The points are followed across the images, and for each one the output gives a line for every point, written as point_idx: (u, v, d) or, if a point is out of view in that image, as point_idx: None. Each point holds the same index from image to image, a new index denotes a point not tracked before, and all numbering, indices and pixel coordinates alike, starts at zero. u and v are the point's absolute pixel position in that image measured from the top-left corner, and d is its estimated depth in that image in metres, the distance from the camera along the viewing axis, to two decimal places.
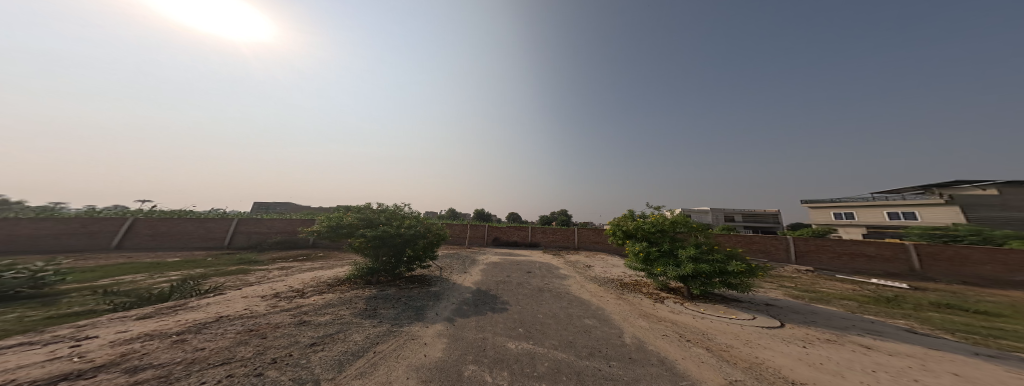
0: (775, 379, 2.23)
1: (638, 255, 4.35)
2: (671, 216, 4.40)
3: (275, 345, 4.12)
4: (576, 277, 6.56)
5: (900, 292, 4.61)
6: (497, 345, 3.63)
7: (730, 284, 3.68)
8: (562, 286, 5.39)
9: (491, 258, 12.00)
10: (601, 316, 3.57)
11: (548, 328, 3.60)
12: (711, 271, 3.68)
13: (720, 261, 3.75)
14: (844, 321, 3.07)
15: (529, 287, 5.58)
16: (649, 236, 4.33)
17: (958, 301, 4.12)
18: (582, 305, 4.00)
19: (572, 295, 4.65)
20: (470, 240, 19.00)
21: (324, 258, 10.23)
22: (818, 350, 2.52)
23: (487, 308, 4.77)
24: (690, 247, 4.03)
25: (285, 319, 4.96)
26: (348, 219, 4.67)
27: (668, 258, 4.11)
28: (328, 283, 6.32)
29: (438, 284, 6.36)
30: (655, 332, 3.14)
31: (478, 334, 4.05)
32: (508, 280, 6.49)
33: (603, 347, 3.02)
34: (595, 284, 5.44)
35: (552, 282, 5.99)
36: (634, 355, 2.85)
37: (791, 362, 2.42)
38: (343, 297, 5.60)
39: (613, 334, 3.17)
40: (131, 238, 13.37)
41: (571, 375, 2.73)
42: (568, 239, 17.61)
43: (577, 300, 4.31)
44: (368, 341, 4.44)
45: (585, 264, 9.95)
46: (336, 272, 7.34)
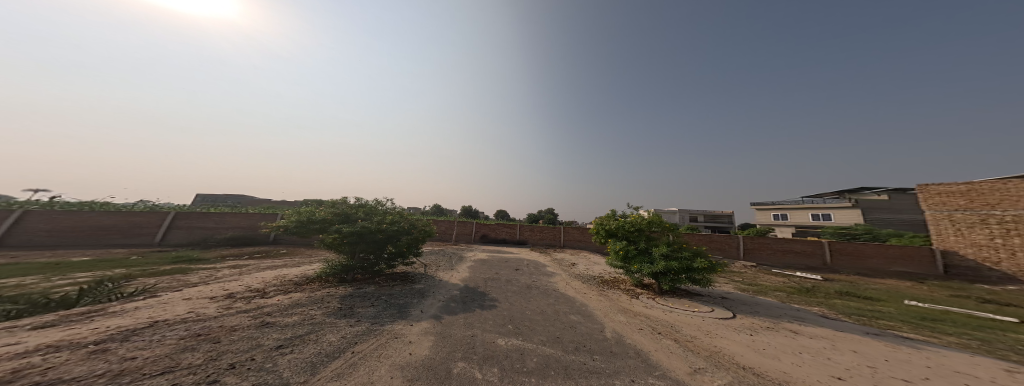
0: (731, 366, 2.73)
1: (618, 253, 4.68)
2: (648, 216, 4.78)
3: (231, 349, 3.68)
4: (561, 275, 6.91)
5: (817, 283, 5.69)
6: (487, 342, 3.78)
7: (694, 280, 4.18)
8: (548, 283, 5.65)
9: (479, 255, 11.97)
10: (585, 312, 3.88)
11: (536, 325, 3.83)
12: (679, 268, 4.15)
13: (687, 259, 4.24)
14: (780, 310, 3.72)
15: (517, 284, 5.73)
16: (629, 235, 4.67)
17: (858, 290, 5.21)
18: (568, 302, 4.31)
19: (558, 291, 4.94)
20: (456, 237, 18.93)
21: (288, 255, 9.30)
22: (762, 336, 3.08)
23: (475, 305, 4.87)
24: (663, 245, 4.46)
25: (242, 321, 4.44)
26: (321, 214, 4.27)
27: (644, 256, 4.51)
28: (295, 282, 5.78)
29: (421, 281, 6.23)
30: (632, 326, 3.50)
31: (467, 332, 4.16)
32: (497, 277, 6.62)
33: (587, 341, 3.31)
34: (579, 282, 5.78)
35: (539, 279, 6.22)
36: (615, 348, 3.16)
37: (742, 348, 2.95)
38: (312, 296, 5.17)
39: (595, 329, 3.48)
40: (17, 235, 10.65)
41: (559, 370, 2.96)
42: (554, 237, 18.15)
43: (563, 296, 4.59)
44: (345, 342, 4.21)
45: (570, 262, 10.44)
46: (303, 270, 6.74)
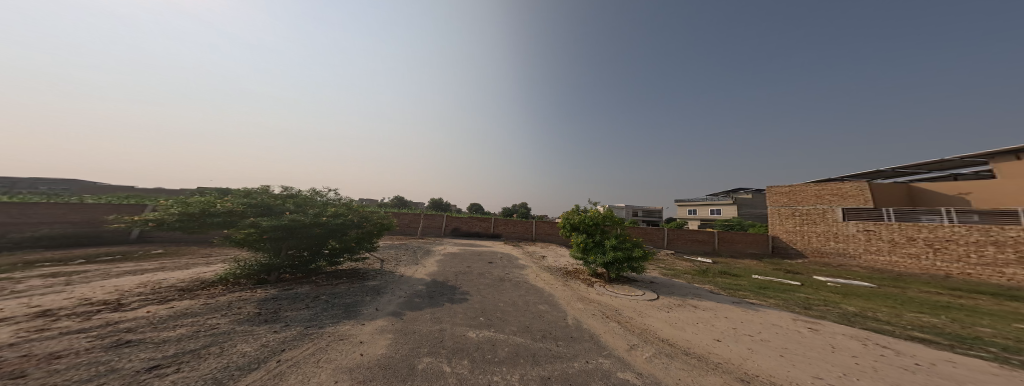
0: (653, 340, 4.29)
1: (579, 245, 5.24)
2: (603, 210, 5.37)
3: (57, 381, 2.25)
4: (530, 265, 7.77)
5: (710, 265, 7.81)
6: (458, 332, 4.31)
7: (633, 268, 5.01)
8: (518, 273, 6.44)
9: (449, 249, 11.93)
10: (551, 302, 4.86)
11: (508, 316, 4.65)
12: (623, 257, 4.92)
13: (629, 249, 5.06)
14: (686, 289, 5.42)
15: (490, 277, 6.37)
16: (588, 229, 5.22)
17: (732, 269, 7.41)
18: (537, 293, 5.22)
19: (527, 283, 5.82)
20: (423, 230, 18.44)
21: (177, 256, 7.13)
22: (673, 314, 4.80)
23: (441, 300, 5.39)
24: (613, 238, 5.14)
25: (75, 344, 2.90)
26: (232, 205, 4.10)
27: (599, 247, 5.15)
28: (180, 288, 4.44)
29: (367, 279, 5.97)
30: (587, 312, 4.59)
31: (436, 326, 4.59)
32: (469, 270, 6.93)
33: (553, 328, 4.21)
34: (547, 272, 6.56)
35: (512, 271, 6.79)
36: (574, 333, 4.14)
37: (663, 325, 4.59)
38: (213, 303, 4.11)
39: (560, 317, 4.44)
40: None
41: (528, 356, 3.64)
42: (526, 230, 18.98)
43: (532, 287, 5.49)
44: (266, 350, 3.41)
45: (541, 254, 11.28)
46: (193, 273, 5.32)
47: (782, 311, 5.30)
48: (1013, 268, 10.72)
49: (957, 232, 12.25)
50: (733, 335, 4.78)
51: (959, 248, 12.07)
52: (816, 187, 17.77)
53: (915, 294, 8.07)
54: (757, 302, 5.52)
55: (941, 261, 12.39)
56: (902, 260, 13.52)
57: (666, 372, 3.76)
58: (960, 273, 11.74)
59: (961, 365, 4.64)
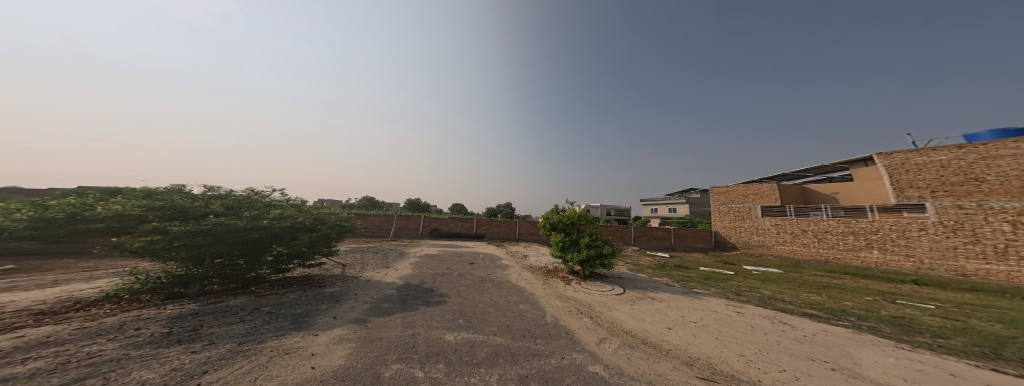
0: (619, 332, 4.66)
1: (558, 244, 5.40)
2: (579, 209, 5.57)
3: None
4: (512, 265, 8.07)
5: (667, 260, 9.05)
6: (434, 335, 4.22)
7: (604, 265, 5.28)
8: (500, 274, 6.68)
9: (425, 250, 12.36)
10: (531, 301, 5.19)
11: (488, 317, 4.83)
12: (596, 254, 5.14)
13: (601, 247, 5.30)
14: (648, 283, 6.05)
15: (471, 279, 6.50)
16: (565, 228, 5.38)
17: (684, 263, 8.65)
18: (518, 293, 5.52)
19: (509, 282, 6.11)
20: (397, 231, 18.21)
21: (64, 270, 5.70)
22: (637, 306, 5.25)
23: (414, 303, 5.18)
24: (587, 236, 5.35)
25: None
26: (133, 207, 3.86)
27: (575, 245, 5.34)
28: (39, 313, 3.34)
29: (320, 287, 5.33)
30: (564, 309, 4.92)
31: (406, 331, 4.31)
32: (448, 272, 7.10)
33: (532, 328, 4.46)
34: (529, 272, 6.94)
35: (494, 272, 7.08)
36: (552, 330, 4.41)
37: (628, 318, 4.98)
38: (93, 327, 3.17)
39: (539, 316, 4.76)
40: None
41: (507, 356, 3.78)
42: (510, 230, 19.64)
43: (513, 287, 5.80)
44: (182, 373, 2.66)
45: (523, 254, 11.72)
46: (60, 292, 4.12)
47: (721, 299, 6.38)
48: (863, 252, 14.73)
49: (831, 225, 16.10)
50: (682, 322, 5.58)
51: (833, 237, 15.92)
52: (743, 187, 21.26)
53: (808, 277, 10.31)
54: (702, 291, 6.55)
55: (823, 248, 16.16)
56: (798, 248, 17.11)
57: (629, 362, 4.17)
58: (834, 258, 15.55)
59: (835, 335, 6.13)
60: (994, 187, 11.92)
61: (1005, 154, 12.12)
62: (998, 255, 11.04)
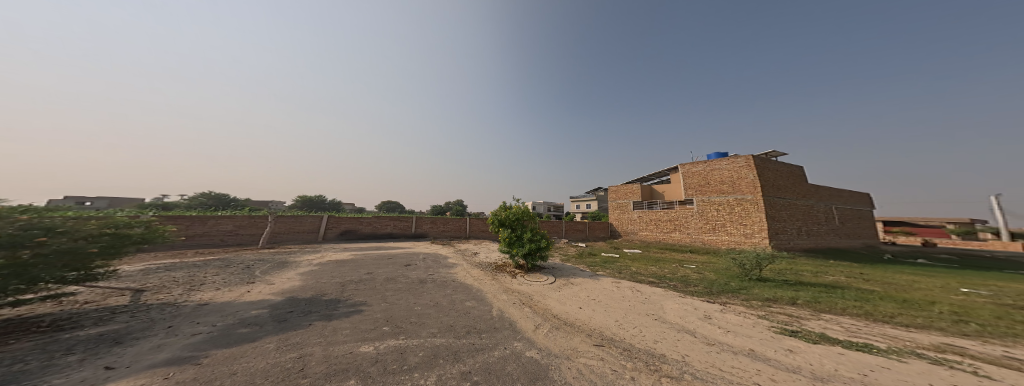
0: (551, 318, 5.30)
1: (506, 239, 7.16)
2: (524, 207, 7.54)
3: None
4: (450, 264, 7.80)
5: (583, 250, 11.67)
6: (337, 352, 3.21)
7: (538, 256, 6.99)
8: (444, 274, 6.34)
9: (341, 255, 10.33)
10: (477, 298, 5.33)
11: (427, 319, 4.26)
12: (531, 247, 6.91)
13: (537, 241, 7.07)
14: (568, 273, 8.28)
15: (407, 281, 5.87)
16: (511, 225, 7.26)
17: (595, 253, 11.23)
18: (464, 291, 5.43)
19: (454, 281, 5.86)
20: (293, 236, 14.85)
21: None
22: (563, 291, 6.59)
23: (305, 319, 3.95)
24: (528, 233, 7.16)
25: None
26: None
27: (518, 241, 7.14)
28: None
29: (55, 333, 3.20)
30: (508, 301, 5.94)
31: (288, 355, 3.08)
32: (373, 279, 6.11)
33: (479, 323, 4.68)
34: (478, 270, 7.14)
35: (438, 272, 6.68)
36: (497, 323, 4.97)
37: (560, 306, 5.68)
38: None
39: (486, 311, 5.21)
40: None
41: (447, 355, 3.42)
42: (459, 229, 19.93)
43: (459, 285, 5.62)
44: None
45: (470, 251, 11.68)
46: None
47: (612, 278, 8.35)
48: (673, 232, 22.75)
49: (661, 214, 23.73)
50: (588, 300, 6.89)
51: (662, 224, 23.56)
52: (620, 187, 27.96)
53: (650, 254, 15.24)
54: (602, 273, 8.58)
55: (658, 231, 23.77)
56: (647, 232, 24.59)
57: (555, 342, 4.71)
58: (665, 238, 23.13)
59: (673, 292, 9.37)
60: (711, 187, 21.11)
61: (715, 167, 21.13)
62: (712, 229, 20.46)
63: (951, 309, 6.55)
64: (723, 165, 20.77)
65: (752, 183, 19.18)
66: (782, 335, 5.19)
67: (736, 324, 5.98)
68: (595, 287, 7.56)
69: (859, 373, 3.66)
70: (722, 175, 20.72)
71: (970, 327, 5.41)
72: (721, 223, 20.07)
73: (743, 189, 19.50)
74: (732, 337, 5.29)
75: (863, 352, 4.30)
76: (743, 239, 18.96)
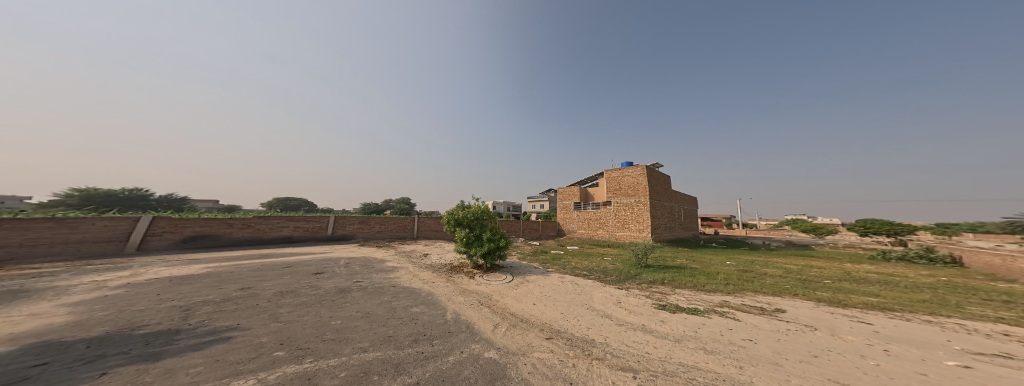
0: (506, 317, 5.77)
1: (464, 239, 6.95)
2: (483, 207, 7.47)
3: None
4: (379, 269, 6.91)
5: (534, 247, 12.19)
6: None
7: (498, 256, 7.06)
8: (383, 281, 5.55)
9: (226, 268, 7.91)
10: (426, 303, 4.90)
11: (357, 332, 3.17)
12: (492, 247, 6.94)
13: (497, 241, 7.13)
14: (527, 269, 8.83)
15: (325, 291, 4.84)
16: (470, 224, 7.12)
17: (548, 249, 12.00)
18: (409, 296, 4.82)
19: (394, 287, 5.18)
20: (69, 247, 9.35)
21: None
22: (521, 290, 7.26)
23: (86, 369, 2.26)
24: (487, 232, 7.16)
25: None
26: None
27: (477, 241, 7.04)
28: None
29: None
30: (466, 304, 5.85)
31: None
32: (241, 303, 4.44)
33: (428, 329, 4.33)
34: (427, 272, 6.60)
35: (369, 279, 5.77)
36: (452, 327, 4.76)
37: (516, 307, 6.36)
38: None
39: (438, 316, 4.89)
40: None
41: (384, 368, 3.00)
42: (404, 228, 18.28)
43: (403, 291, 5.02)
44: None
45: (419, 252, 10.71)
46: None
47: (559, 273, 8.97)
48: (598, 231, 25.90)
49: (592, 213, 26.59)
50: (541, 296, 7.29)
51: (591, 224, 26.52)
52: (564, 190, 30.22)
53: (582, 249, 16.86)
54: (553, 269, 9.19)
55: (589, 229, 26.63)
56: (581, 230, 27.36)
57: (512, 339, 4.86)
58: (594, 235, 26.06)
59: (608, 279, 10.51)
60: (618, 192, 25.14)
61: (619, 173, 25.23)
62: (623, 226, 24.26)
63: (723, 276, 9.48)
64: (624, 172, 25.00)
65: (643, 188, 23.74)
66: (656, 309, 6.44)
67: (636, 304, 6.97)
68: (546, 281, 8.18)
69: (692, 330, 5.03)
70: (624, 181, 24.88)
71: (728, 287, 8.03)
72: (628, 221, 23.99)
73: (640, 192, 23.83)
74: (630, 315, 6.34)
75: (694, 314, 5.85)
76: (637, 233, 23.31)
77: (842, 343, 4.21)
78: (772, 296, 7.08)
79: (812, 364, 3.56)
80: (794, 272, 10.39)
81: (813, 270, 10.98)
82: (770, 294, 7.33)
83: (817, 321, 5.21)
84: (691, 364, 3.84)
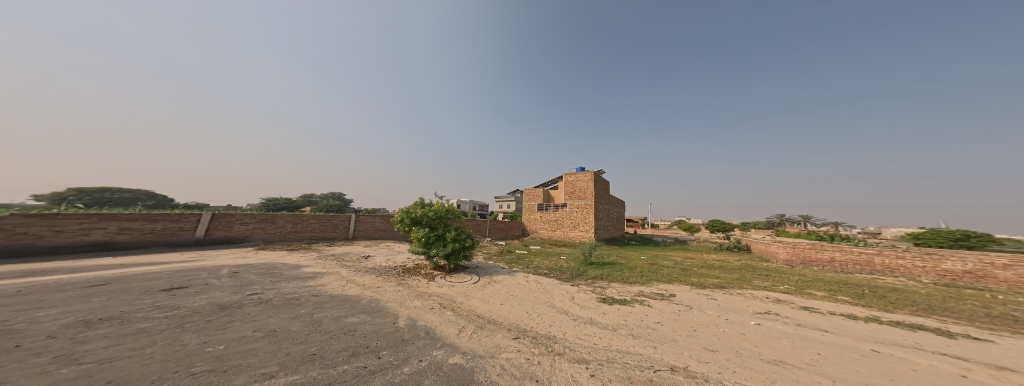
0: (472, 318, 5.46)
1: (423, 239, 6.41)
2: (447, 205, 7.00)
3: None
4: (296, 276, 6.04)
5: (490, 246, 11.87)
6: None
7: (465, 256, 6.72)
8: (310, 290, 4.72)
9: (87, 278, 6.14)
10: (369, 311, 4.37)
11: (257, 355, 2.56)
12: (458, 247, 6.56)
13: (463, 241, 6.78)
14: (493, 268, 8.60)
15: (212, 308, 3.79)
16: (431, 222, 6.63)
17: (513, 248, 12.01)
18: (344, 305, 4.18)
19: (323, 296, 4.45)
20: None
21: None
22: (487, 290, 7.00)
23: None
24: (452, 231, 6.75)
25: None
26: None
27: (439, 241, 6.57)
28: None
29: None
30: (426, 308, 5.41)
31: None
32: (35, 333, 3.00)
33: (372, 341, 3.82)
34: (365, 277, 5.96)
35: (292, 289, 4.85)
36: (406, 335, 4.30)
37: (483, 308, 6.06)
38: None
39: (387, 324, 4.38)
40: None
41: None
42: (336, 228, 15.87)
43: (338, 300, 4.37)
44: None
45: (357, 255, 9.60)
46: None
47: (523, 273, 8.82)
48: (555, 232, 26.47)
49: (552, 213, 26.98)
50: (507, 296, 7.05)
51: (550, 224, 26.96)
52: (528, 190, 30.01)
53: (539, 249, 16.86)
54: (518, 269, 9.01)
55: (547, 230, 27.08)
56: (541, 230, 27.62)
57: (480, 342, 4.56)
58: (552, 235, 26.58)
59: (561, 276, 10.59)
60: (571, 194, 26.05)
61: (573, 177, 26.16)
62: (577, 226, 25.11)
63: (641, 269, 10.13)
64: (576, 176, 26.07)
65: (587, 190, 25.05)
66: (604, 303, 6.34)
67: (587, 299, 7.00)
68: (510, 278, 8.09)
69: (621, 318, 5.30)
70: (574, 184, 25.91)
71: (641, 278, 8.65)
72: (579, 221, 24.98)
73: (587, 195, 25.04)
74: (580, 310, 6.39)
75: (622, 305, 6.07)
76: (584, 233, 24.58)
77: (789, 335, 4.45)
78: (665, 283, 8.01)
79: (694, 337, 4.37)
80: (678, 263, 11.94)
81: (686, 260, 13.10)
82: (665, 282, 8.26)
83: (691, 301, 6.30)
84: (623, 349, 4.06)
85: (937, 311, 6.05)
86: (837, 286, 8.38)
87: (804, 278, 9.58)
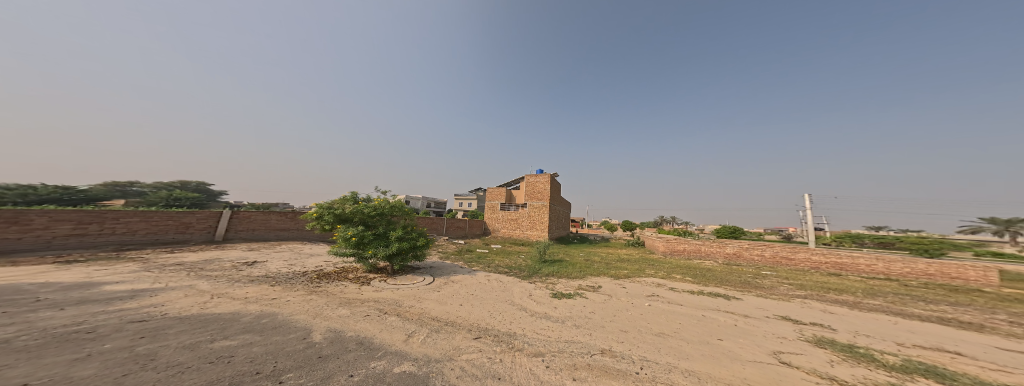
0: (426, 321, 4.84)
1: (359, 240, 5.60)
2: (392, 201, 6.18)
3: None
4: (117, 299, 4.32)
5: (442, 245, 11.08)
6: None
7: (416, 256, 6.01)
8: (160, 314, 3.61)
9: None
10: (256, 329, 3.54)
11: None
12: (407, 247, 5.84)
13: (413, 239, 6.07)
14: (450, 267, 7.99)
15: None
16: (369, 220, 5.82)
17: (473, 248, 11.49)
18: (209, 329, 3.28)
19: (182, 319, 3.45)
20: None
21: None
22: (443, 290, 6.42)
23: None
24: (399, 230, 6.01)
25: None
26: None
27: (382, 240, 5.79)
28: None
29: None
30: (359, 316, 4.67)
31: None
32: None
33: (265, 365, 2.98)
34: (252, 289, 4.94)
35: (136, 313, 3.64)
36: (325, 351, 3.49)
37: (438, 309, 5.45)
38: None
39: (292, 342, 3.57)
40: None
41: None
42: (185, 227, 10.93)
43: (205, 321, 3.45)
44: None
45: (253, 263, 7.91)
46: None
47: (484, 272, 8.28)
48: (518, 232, 26.06)
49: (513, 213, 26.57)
50: (467, 295, 6.48)
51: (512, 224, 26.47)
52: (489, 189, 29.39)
53: (496, 249, 16.34)
54: (478, 268, 8.44)
55: (510, 230, 26.57)
56: (502, 231, 27.05)
57: (435, 345, 3.99)
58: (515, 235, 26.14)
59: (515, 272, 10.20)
60: (532, 193, 25.98)
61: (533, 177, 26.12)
62: (537, 225, 25.06)
63: (580, 265, 10.09)
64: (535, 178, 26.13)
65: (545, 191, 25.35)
66: (557, 298, 5.96)
67: (541, 296, 6.65)
68: (470, 277, 7.58)
69: (565, 311, 5.03)
70: (534, 185, 25.96)
71: (578, 273, 8.62)
72: (539, 221, 25.00)
73: (545, 196, 25.30)
74: (535, 306, 6.04)
75: (565, 299, 5.84)
76: (541, 233, 24.68)
77: (748, 320, 4.47)
78: (596, 277, 7.91)
79: (614, 321, 4.21)
80: (606, 259, 11.97)
81: (607, 255, 13.55)
82: (598, 276, 8.19)
83: (613, 290, 6.25)
84: (568, 339, 3.75)
85: (847, 295, 6.81)
86: (752, 276, 9.23)
87: (669, 264, 10.82)
